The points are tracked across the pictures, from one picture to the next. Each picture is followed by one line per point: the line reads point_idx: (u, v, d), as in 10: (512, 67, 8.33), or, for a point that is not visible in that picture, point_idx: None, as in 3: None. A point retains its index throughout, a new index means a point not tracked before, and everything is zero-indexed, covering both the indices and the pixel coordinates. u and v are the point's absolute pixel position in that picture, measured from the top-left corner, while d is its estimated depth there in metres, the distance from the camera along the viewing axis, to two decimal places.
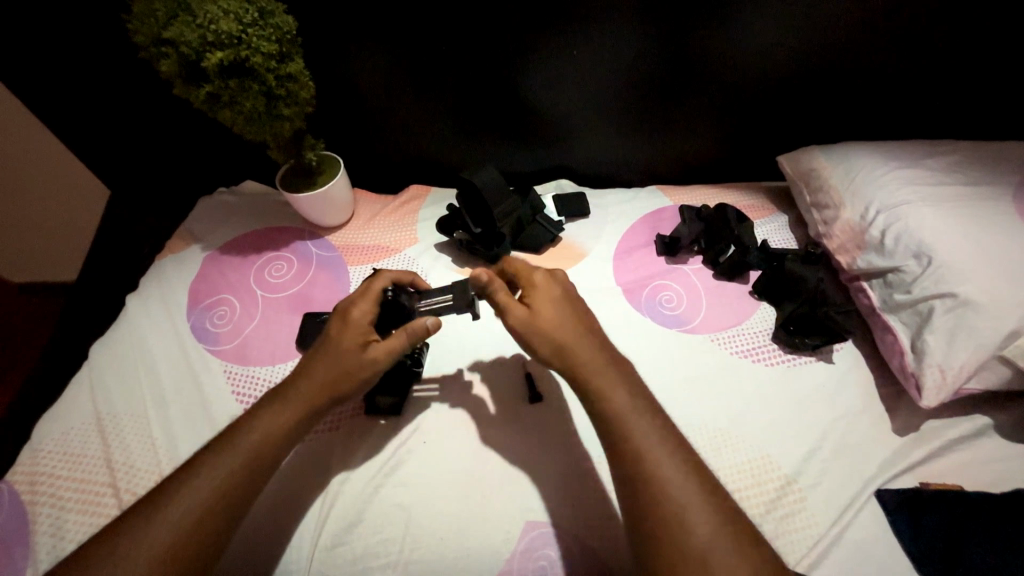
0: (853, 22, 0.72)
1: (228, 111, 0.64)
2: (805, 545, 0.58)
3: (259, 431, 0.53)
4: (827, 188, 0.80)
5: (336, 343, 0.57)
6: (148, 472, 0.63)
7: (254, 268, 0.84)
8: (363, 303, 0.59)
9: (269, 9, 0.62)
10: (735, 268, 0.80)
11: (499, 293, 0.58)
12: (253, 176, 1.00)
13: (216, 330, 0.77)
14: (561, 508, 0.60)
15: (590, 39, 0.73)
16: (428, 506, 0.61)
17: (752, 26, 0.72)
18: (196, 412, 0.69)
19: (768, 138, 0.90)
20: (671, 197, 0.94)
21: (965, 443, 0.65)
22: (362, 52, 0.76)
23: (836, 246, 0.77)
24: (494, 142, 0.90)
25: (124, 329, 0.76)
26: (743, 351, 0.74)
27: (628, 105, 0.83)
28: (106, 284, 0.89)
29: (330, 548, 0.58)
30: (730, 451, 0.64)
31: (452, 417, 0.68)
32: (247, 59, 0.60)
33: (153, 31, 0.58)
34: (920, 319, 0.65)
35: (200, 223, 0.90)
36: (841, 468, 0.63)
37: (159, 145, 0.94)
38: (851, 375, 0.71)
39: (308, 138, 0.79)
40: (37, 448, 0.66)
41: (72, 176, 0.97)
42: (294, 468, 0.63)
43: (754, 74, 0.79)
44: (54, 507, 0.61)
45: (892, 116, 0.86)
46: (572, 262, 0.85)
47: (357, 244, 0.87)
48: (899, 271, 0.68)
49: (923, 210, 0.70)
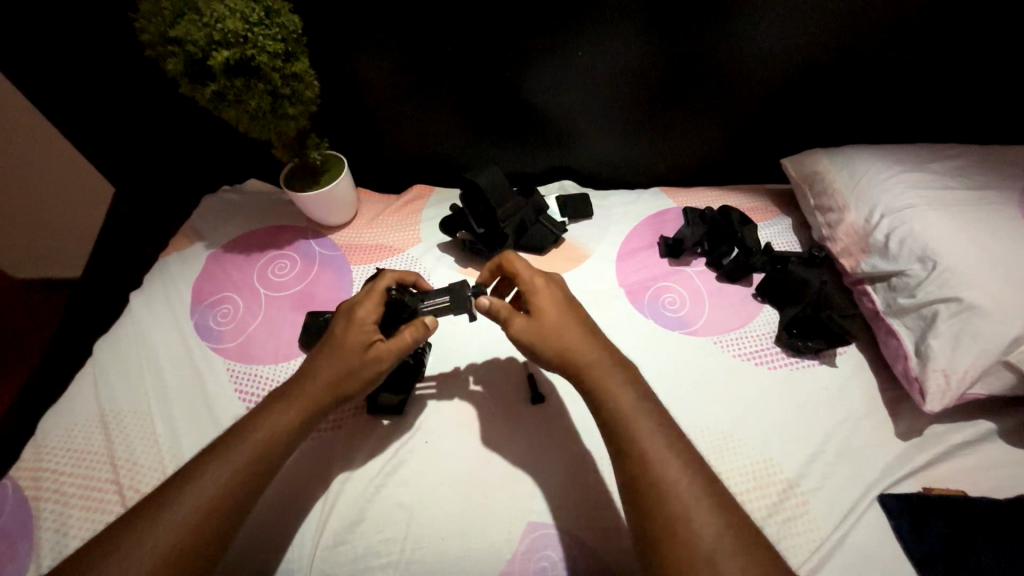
0: (858, 24, 0.72)
1: (233, 110, 0.64)
2: (807, 549, 0.58)
3: (264, 429, 0.53)
4: (831, 191, 0.80)
5: (341, 341, 0.57)
6: (151, 469, 0.63)
7: (257, 267, 0.84)
8: (368, 302, 0.59)
9: (275, 8, 0.62)
10: (739, 271, 0.80)
11: (498, 299, 0.58)
12: (257, 174, 1.00)
13: (218, 329, 0.77)
14: (562, 509, 0.60)
15: (596, 38, 0.73)
16: (429, 507, 0.61)
17: (761, 25, 0.72)
18: (199, 409, 0.69)
19: (772, 140, 0.90)
20: (674, 199, 0.94)
21: (968, 448, 0.65)
22: (368, 50, 0.76)
23: (841, 249, 0.77)
24: (497, 142, 0.90)
25: (129, 326, 0.77)
26: (746, 353, 0.74)
27: (633, 106, 0.83)
28: (111, 281, 0.89)
29: (331, 547, 0.58)
30: (732, 454, 0.64)
31: (454, 417, 0.68)
32: (253, 58, 0.60)
33: (159, 29, 0.58)
34: (924, 323, 0.65)
35: (204, 221, 0.91)
36: (843, 472, 0.63)
37: (164, 142, 0.94)
38: (854, 378, 0.71)
39: (312, 138, 0.79)
40: (41, 444, 0.66)
41: (76, 172, 0.98)
42: (297, 467, 0.64)
43: (759, 77, 0.79)
44: (58, 504, 0.61)
45: (897, 119, 0.85)
46: (574, 263, 0.85)
47: (360, 243, 0.88)
48: (903, 275, 0.68)
49: (928, 214, 0.69)
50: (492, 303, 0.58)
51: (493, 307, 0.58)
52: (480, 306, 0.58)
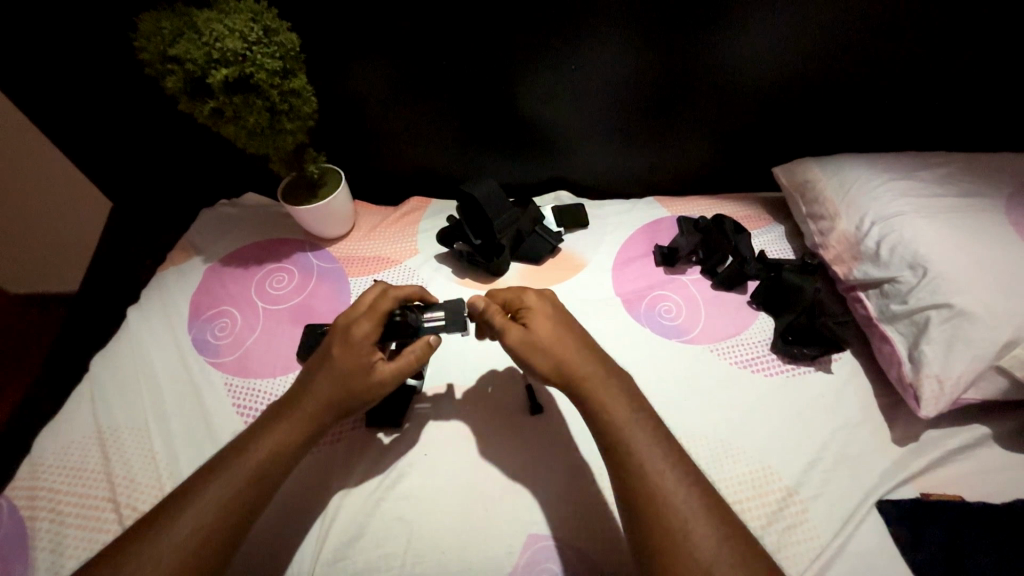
0: (843, 37, 0.74)
1: (231, 126, 0.65)
2: (807, 557, 0.58)
3: (264, 446, 0.53)
4: (822, 199, 0.81)
5: (340, 364, 0.56)
6: (148, 486, 0.63)
7: (255, 280, 0.84)
8: (365, 323, 0.57)
9: (274, 27, 0.63)
10: (734, 278, 0.81)
11: (495, 316, 0.58)
12: (253, 187, 1.01)
13: (216, 343, 0.77)
14: (562, 521, 0.60)
15: (588, 51, 0.74)
16: (429, 519, 0.61)
17: (749, 36, 0.73)
18: (197, 425, 0.69)
19: (765, 149, 0.91)
20: (670, 208, 0.95)
21: (964, 453, 0.66)
22: (364, 64, 0.77)
23: (834, 256, 0.78)
24: (493, 154, 0.91)
25: (125, 341, 0.76)
26: (743, 361, 0.74)
27: (627, 118, 0.84)
28: (108, 295, 0.89)
29: (331, 564, 0.58)
30: (731, 463, 0.65)
31: (453, 429, 0.68)
32: (252, 75, 0.61)
33: (158, 48, 0.59)
34: (916, 330, 0.66)
35: (201, 234, 0.91)
36: (840, 479, 0.63)
37: (161, 157, 0.95)
38: (849, 385, 0.71)
39: (310, 152, 0.79)
40: (37, 462, 0.65)
41: (71, 186, 0.98)
42: (296, 482, 0.63)
43: (747, 89, 0.80)
44: (54, 523, 0.61)
45: (886, 128, 0.87)
46: (571, 273, 0.85)
47: (358, 255, 0.88)
48: (894, 281, 0.69)
49: (917, 221, 0.70)
50: (486, 305, 0.59)
51: (487, 311, 0.59)
52: (475, 310, 0.60)
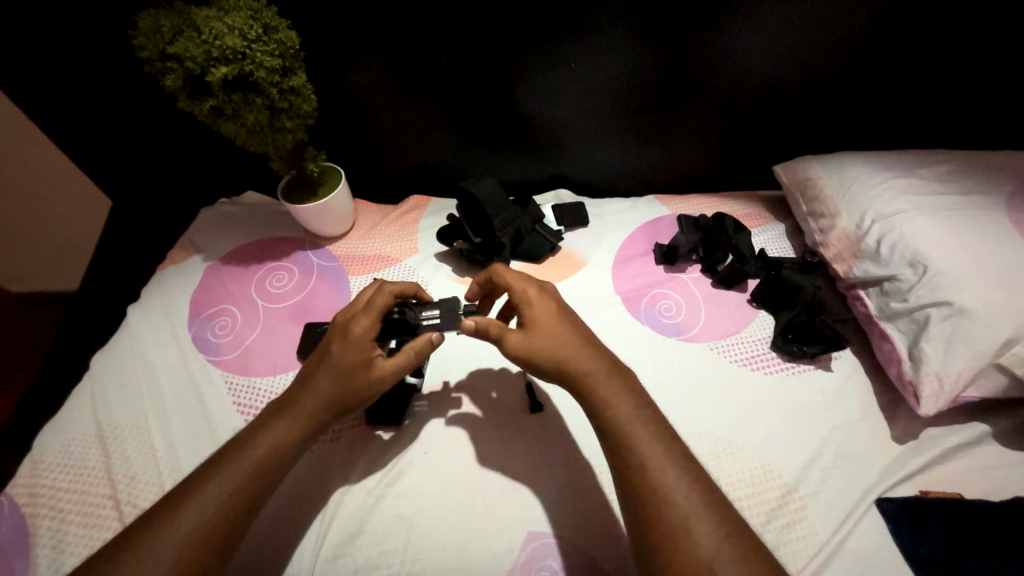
0: (843, 35, 0.73)
1: (231, 124, 0.65)
2: (806, 554, 0.58)
3: (265, 444, 0.53)
4: (823, 197, 0.81)
5: (340, 361, 0.56)
6: (149, 484, 0.63)
7: (255, 278, 0.84)
8: (364, 319, 0.57)
9: (273, 25, 0.63)
10: (734, 277, 0.81)
11: (492, 328, 0.57)
12: (253, 185, 1.01)
13: (217, 341, 0.77)
14: (562, 518, 0.60)
15: (588, 49, 0.74)
16: (429, 517, 0.61)
17: (748, 34, 0.73)
18: (198, 423, 0.69)
19: (766, 147, 0.91)
20: (670, 206, 0.95)
21: (964, 451, 0.66)
22: (364, 62, 0.77)
23: (834, 255, 0.78)
24: (494, 152, 0.91)
25: (126, 340, 0.77)
26: (743, 359, 0.74)
27: (627, 116, 0.84)
28: (109, 293, 0.90)
29: (331, 561, 0.58)
30: (730, 461, 0.65)
31: (452, 427, 0.68)
32: (251, 73, 0.61)
33: (158, 46, 0.59)
34: (916, 327, 0.66)
35: (201, 233, 0.91)
36: (839, 478, 0.63)
37: (161, 156, 0.95)
38: (849, 383, 0.71)
39: (309, 150, 0.79)
40: (38, 460, 0.65)
41: (72, 185, 0.98)
42: (297, 479, 0.64)
43: (748, 87, 0.80)
44: (55, 520, 0.61)
45: (887, 125, 0.87)
46: (571, 271, 0.85)
47: (358, 253, 0.88)
48: (894, 279, 0.69)
49: (918, 219, 0.70)
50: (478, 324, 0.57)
51: (481, 327, 0.57)
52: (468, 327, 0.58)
